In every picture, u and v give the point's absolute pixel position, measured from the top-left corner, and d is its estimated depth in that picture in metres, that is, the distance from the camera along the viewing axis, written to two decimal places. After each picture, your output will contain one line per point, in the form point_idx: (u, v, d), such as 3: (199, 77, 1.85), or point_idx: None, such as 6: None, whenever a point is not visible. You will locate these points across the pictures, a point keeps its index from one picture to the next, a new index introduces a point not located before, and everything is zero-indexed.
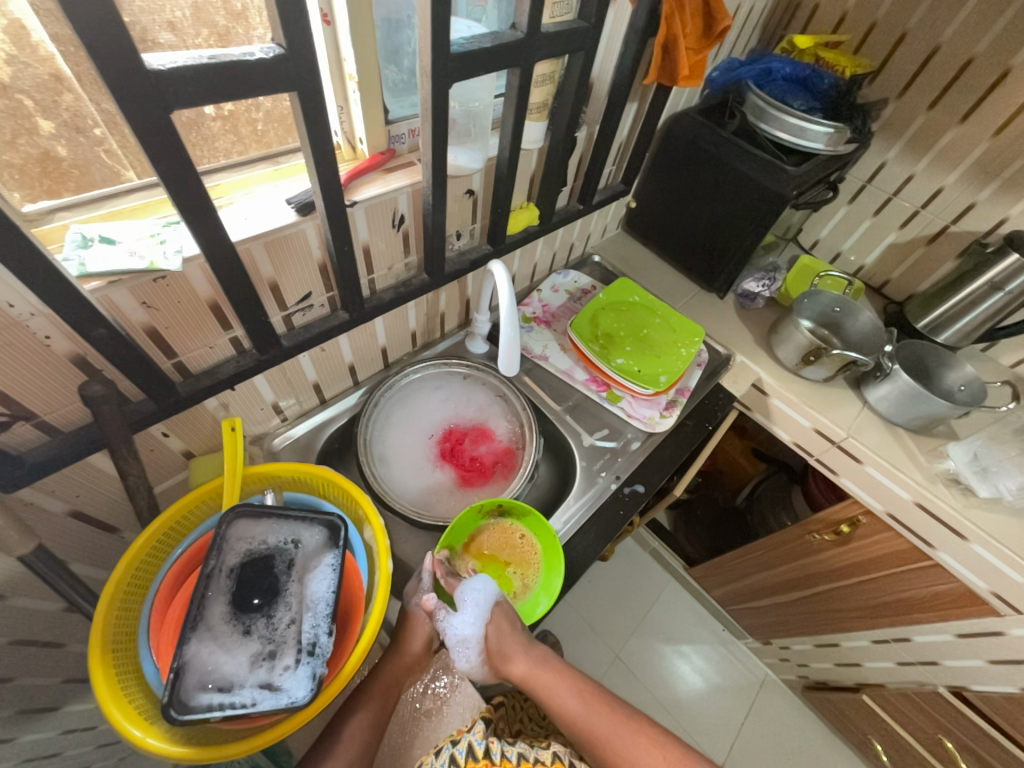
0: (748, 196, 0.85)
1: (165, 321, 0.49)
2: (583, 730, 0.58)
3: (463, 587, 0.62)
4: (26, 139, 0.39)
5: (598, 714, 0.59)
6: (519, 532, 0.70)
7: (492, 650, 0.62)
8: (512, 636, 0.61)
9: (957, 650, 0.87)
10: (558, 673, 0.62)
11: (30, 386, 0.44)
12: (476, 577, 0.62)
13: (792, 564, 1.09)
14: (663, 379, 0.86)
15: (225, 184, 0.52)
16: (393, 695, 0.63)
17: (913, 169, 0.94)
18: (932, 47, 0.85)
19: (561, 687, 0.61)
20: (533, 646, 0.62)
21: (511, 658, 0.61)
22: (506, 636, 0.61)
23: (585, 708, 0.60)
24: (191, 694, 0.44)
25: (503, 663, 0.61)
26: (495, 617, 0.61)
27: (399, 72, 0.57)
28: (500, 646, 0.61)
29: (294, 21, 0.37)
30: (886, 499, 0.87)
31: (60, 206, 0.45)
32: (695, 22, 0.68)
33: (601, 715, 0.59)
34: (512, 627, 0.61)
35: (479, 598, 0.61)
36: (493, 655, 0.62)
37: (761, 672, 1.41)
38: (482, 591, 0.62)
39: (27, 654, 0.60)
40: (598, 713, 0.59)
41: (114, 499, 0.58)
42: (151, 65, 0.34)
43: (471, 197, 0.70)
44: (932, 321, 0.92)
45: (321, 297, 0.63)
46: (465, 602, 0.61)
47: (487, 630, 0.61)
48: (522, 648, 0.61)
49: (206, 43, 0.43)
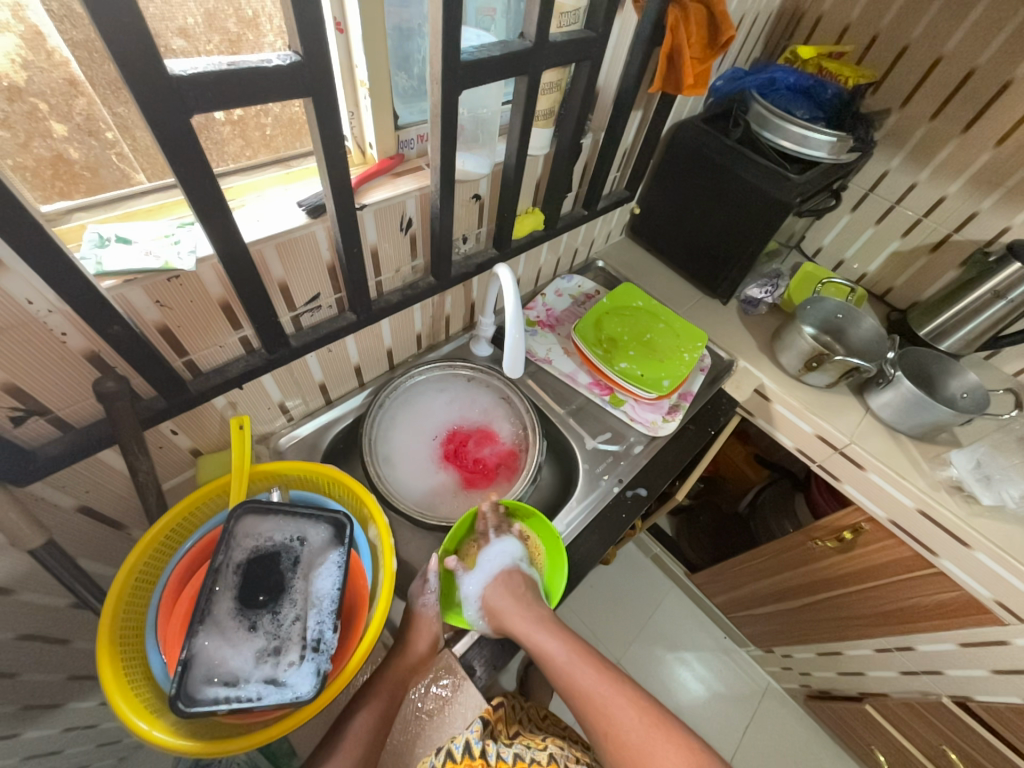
0: (752, 203, 0.86)
1: (177, 319, 0.50)
2: (566, 683, 0.61)
3: (488, 550, 0.69)
4: (39, 141, 0.40)
5: (584, 670, 0.61)
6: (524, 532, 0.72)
7: (492, 612, 0.65)
8: (509, 598, 0.64)
9: (961, 659, 0.87)
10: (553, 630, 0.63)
11: (45, 383, 0.45)
12: (506, 539, 0.70)
13: (794, 571, 1.09)
14: (666, 383, 0.86)
15: (237, 187, 0.53)
16: (397, 694, 0.62)
17: (915, 178, 0.95)
18: (934, 58, 0.86)
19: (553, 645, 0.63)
20: (530, 607, 0.63)
21: (507, 617, 0.62)
22: (503, 597, 0.65)
23: (573, 666, 0.61)
24: (197, 688, 0.44)
25: (500, 622, 0.63)
26: (501, 580, 0.67)
27: (409, 79, 0.58)
28: (497, 606, 0.64)
29: (311, 29, 0.38)
30: (888, 505, 0.87)
31: (76, 208, 0.46)
32: (700, 33, 0.69)
33: (587, 669, 0.61)
34: (512, 592, 0.65)
35: (497, 562, 0.69)
36: (493, 614, 0.64)
37: (762, 679, 1.40)
38: (499, 557, 0.69)
39: (34, 650, 0.61)
40: (583, 670, 0.61)
41: (122, 496, 0.59)
42: (173, 71, 0.35)
43: (478, 202, 0.71)
44: (935, 329, 0.92)
45: (329, 299, 0.64)
46: (484, 560, 0.69)
47: (489, 591, 0.66)
48: (517, 605, 0.63)
49: (217, 49, 0.45)
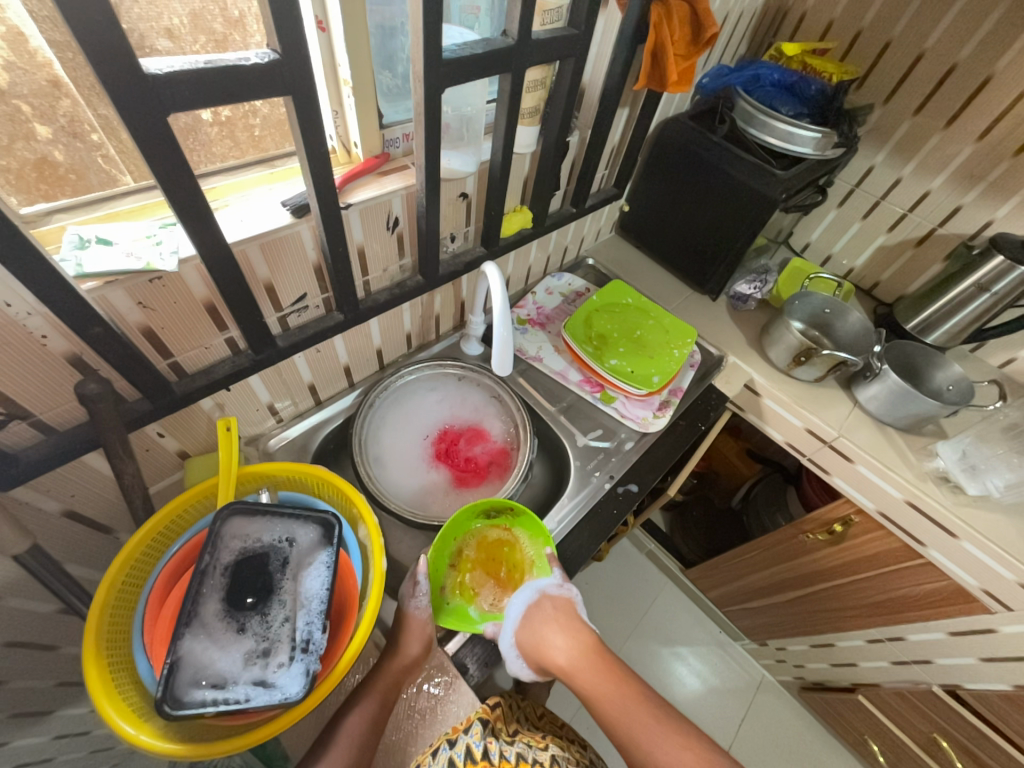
0: (738, 200, 0.87)
1: (161, 321, 0.50)
2: (616, 726, 0.55)
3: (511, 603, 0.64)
4: (23, 143, 0.40)
5: (642, 720, 0.54)
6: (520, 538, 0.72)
7: (530, 650, 0.60)
8: (547, 628, 0.61)
9: (950, 648, 0.88)
10: (599, 664, 0.60)
11: (25, 387, 0.45)
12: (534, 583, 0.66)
13: (786, 565, 1.10)
14: (656, 379, 0.87)
15: (221, 187, 0.53)
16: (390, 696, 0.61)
17: (900, 173, 0.96)
18: (917, 54, 0.87)
19: (600, 681, 0.59)
20: (571, 633, 0.62)
21: (548, 646, 0.60)
22: (541, 629, 0.61)
23: (630, 711, 0.55)
24: (184, 691, 0.44)
25: (541, 657, 0.59)
26: (538, 614, 0.63)
27: (393, 78, 0.58)
28: (535, 639, 0.60)
29: (289, 27, 0.38)
30: (877, 498, 0.88)
31: (58, 209, 0.46)
32: (683, 29, 0.69)
33: (641, 712, 0.55)
34: (548, 619, 0.62)
35: (523, 600, 0.64)
36: (530, 650, 0.60)
37: (757, 672, 1.41)
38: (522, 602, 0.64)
39: (22, 657, 0.61)
40: (639, 714, 0.55)
41: (108, 500, 0.58)
42: (149, 70, 0.35)
43: (465, 200, 0.71)
44: (921, 322, 0.93)
45: (316, 298, 0.63)
46: (511, 605, 0.64)
47: (523, 628, 0.61)
48: (560, 632, 0.61)
49: (203, 49, 0.44)
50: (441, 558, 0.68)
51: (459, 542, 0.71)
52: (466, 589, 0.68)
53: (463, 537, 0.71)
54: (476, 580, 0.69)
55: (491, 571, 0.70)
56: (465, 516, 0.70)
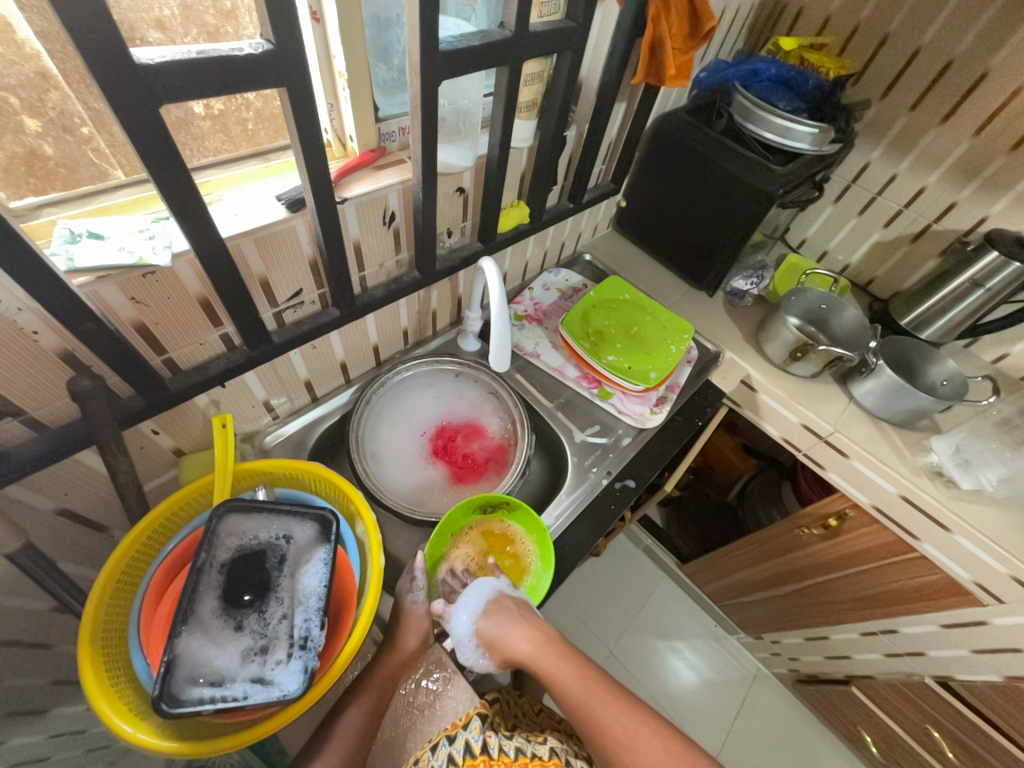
0: (735, 196, 0.87)
1: (155, 317, 0.49)
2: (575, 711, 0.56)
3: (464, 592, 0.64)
4: (11, 137, 0.39)
5: (601, 699, 0.55)
6: (518, 539, 0.71)
7: (490, 640, 0.62)
8: (506, 622, 0.61)
9: (942, 640, 0.89)
10: (558, 651, 0.60)
11: (17, 384, 0.44)
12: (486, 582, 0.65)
13: (782, 559, 1.10)
14: (653, 375, 0.87)
15: (214, 182, 0.52)
16: (387, 691, 0.63)
17: (896, 169, 0.96)
18: (914, 49, 0.87)
19: (561, 668, 0.59)
20: (529, 623, 0.61)
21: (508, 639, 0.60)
22: (499, 623, 0.61)
23: (590, 695, 0.55)
24: (182, 688, 0.43)
25: (502, 648, 0.61)
26: (499, 609, 0.63)
27: (389, 70, 0.57)
28: (494, 633, 0.61)
29: (284, 17, 0.37)
30: (872, 492, 0.88)
31: (48, 203, 0.45)
32: (681, 23, 0.69)
33: (598, 692, 0.56)
34: (507, 614, 0.62)
35: (482, 594, 0.64)
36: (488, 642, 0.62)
37: (752, 666, 1.42)
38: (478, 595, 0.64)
39: (16, 656, 0.60)
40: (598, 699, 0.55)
41: (103, 498, 0.58)
42: (140, 60, 0.34)
43: (462, 195, 0.71)
44: (916, 318, 0.94)
45: (312, 294, 0.63)
46: (468, 593, 0.64)
47: (482, 622, 0.62)
48: (521, 626, 0.61)
49: (194, 40, 0.43)
50: (442, 539, 0.68)
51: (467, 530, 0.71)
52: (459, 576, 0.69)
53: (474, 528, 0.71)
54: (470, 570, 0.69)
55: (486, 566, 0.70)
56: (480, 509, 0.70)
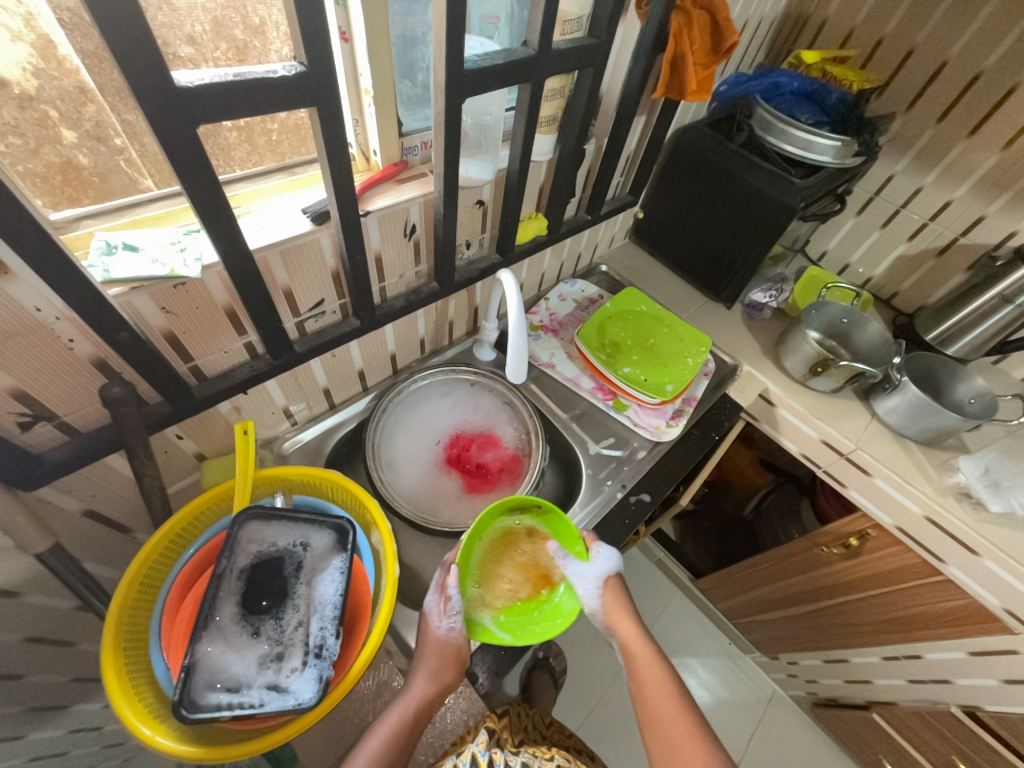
0: (755, 209, 0.86)
1: (183, 325, 0.51)
2: (655, 721, 0.59)
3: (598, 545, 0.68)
4: (49, 147, 0.41)
5: (666, 702, 0.60)
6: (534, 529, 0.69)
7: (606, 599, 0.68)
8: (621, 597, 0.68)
9: (969, 669, 0.86)
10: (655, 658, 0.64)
11: (52, 389, 0.46)
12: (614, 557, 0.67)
13: (801, 577, 1.08)
14: (669, 387, 0.86)
15: (243, 194, 0.54)
16: (421, 721, 0.57)
17: (921, 181, 0.94)
18: (940, 61, 0.85)
19: (647, 665, 0.64)
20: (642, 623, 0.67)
21: (620, 616, 0.67)
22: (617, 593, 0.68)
23: (662, 692, 0.61)
24: (200, 694, 0.44)
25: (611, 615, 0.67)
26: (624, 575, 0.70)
27: (414, 87, 0.58)
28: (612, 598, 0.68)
29: (315, 40, 0.39)
30: (895, 512, 0.86)
31: (85, 215, 0.47)
32: (703, 39, 0.69)
33: (669, 698, 0.60)
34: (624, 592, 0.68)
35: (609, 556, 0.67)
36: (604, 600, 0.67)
37: (768, 687, 1.38)
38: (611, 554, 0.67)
39: (40, 653, 0.62)
40: (677, 722, 0.58)
41: (128, 501, 0.59)
42: (180, 83, 0.35)
43: (481, 208, 0.71)
44: (941, 334, 0.91)
45: (333, 304, 0.64)
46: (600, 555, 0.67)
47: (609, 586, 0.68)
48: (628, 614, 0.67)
49: (224, 56, 0.45)
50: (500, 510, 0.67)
51: (535, 521, 0.69)
52: (501, 550, 0.67)
53: (542, 526, 0.69)
54: (513, 553, 0.67)
55: (525, 558, 0.67)
56: (560, 524, 0.67)
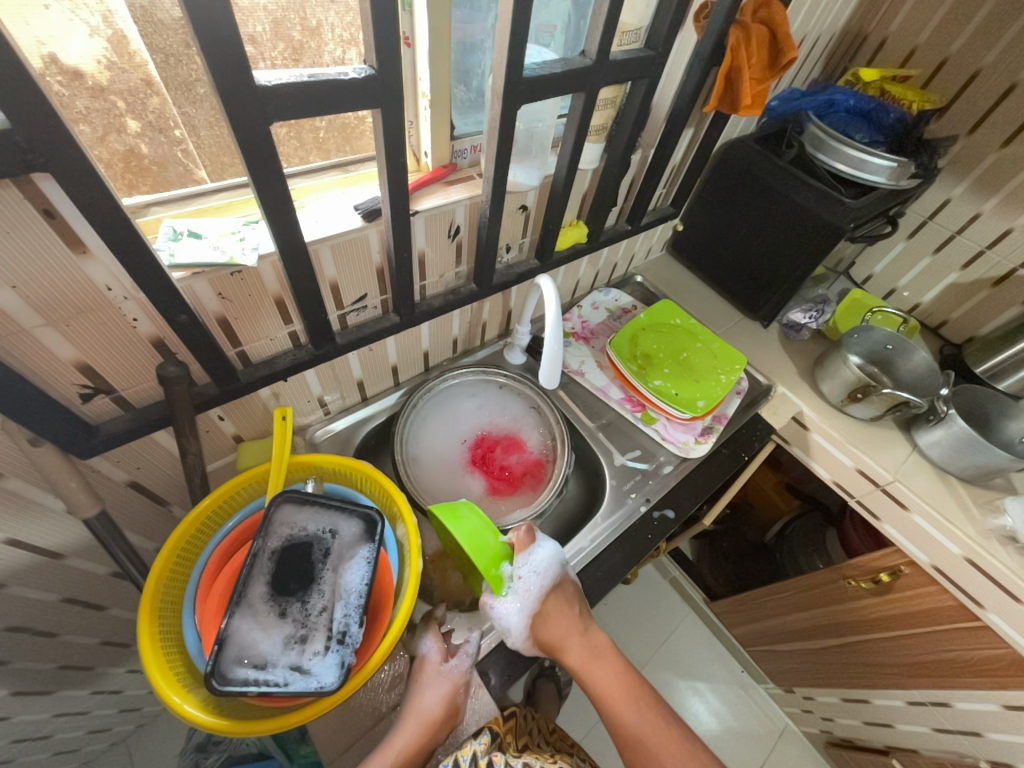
0: (801, 227, 0.84)
1: (235, 311, 0.53)
2: (629, 734, 0.60)
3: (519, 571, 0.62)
4: (115, 136, 0.43)
5: (630, 706, 0.61)
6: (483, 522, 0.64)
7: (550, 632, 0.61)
8: (562, 620, 0.62)
9: (1003, 723, 0.81)
10: (606, 661, 0.64)
11: (112, 364, 0.48)
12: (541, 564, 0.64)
13: (825, 609, 1.03)
14: (701, 404, 0.84)
15: (300, 189, 0.56)
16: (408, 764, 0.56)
17: (980, 208, 0.91)
18: (1009, 84, 0.82)
19: (603, 675, 0.63)
20: (588, 636, 0.64)
21: (566, 644, 0.62)
22: (553, 615, 0.62)
23: (625, 698, 0.62)
24: (228, 668, 0.45)
25: (556, 645, 0.62)
26: (560, 591, 0.64)
27: (468, 91, 0.60)
28: (556, 634, 0.61)
29: (384, 44, 0.40)
30: (932, 551, 0.82)
31: (153, 202, 0.50)
32: (762, 54, 0.67)
33: (628, 698, 0.62)
34: (566, 611, 0.63)
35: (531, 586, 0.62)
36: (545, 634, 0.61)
37: (780, 720, 1.34)
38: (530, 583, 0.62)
39: (75, 613, 0.65)
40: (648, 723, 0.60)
41: (169, 475, 0.62)
42: (259, 82, 0.37)
43: (524, 213, 0.72)
44: (993, 367, 0.88)
45: (375, 300, 0.65)
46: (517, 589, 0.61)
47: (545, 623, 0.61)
48: (578, 638, 0.62)
49: (281, 55, 0.47)
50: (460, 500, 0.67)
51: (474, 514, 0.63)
52: None
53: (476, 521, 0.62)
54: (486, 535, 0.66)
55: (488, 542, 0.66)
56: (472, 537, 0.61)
